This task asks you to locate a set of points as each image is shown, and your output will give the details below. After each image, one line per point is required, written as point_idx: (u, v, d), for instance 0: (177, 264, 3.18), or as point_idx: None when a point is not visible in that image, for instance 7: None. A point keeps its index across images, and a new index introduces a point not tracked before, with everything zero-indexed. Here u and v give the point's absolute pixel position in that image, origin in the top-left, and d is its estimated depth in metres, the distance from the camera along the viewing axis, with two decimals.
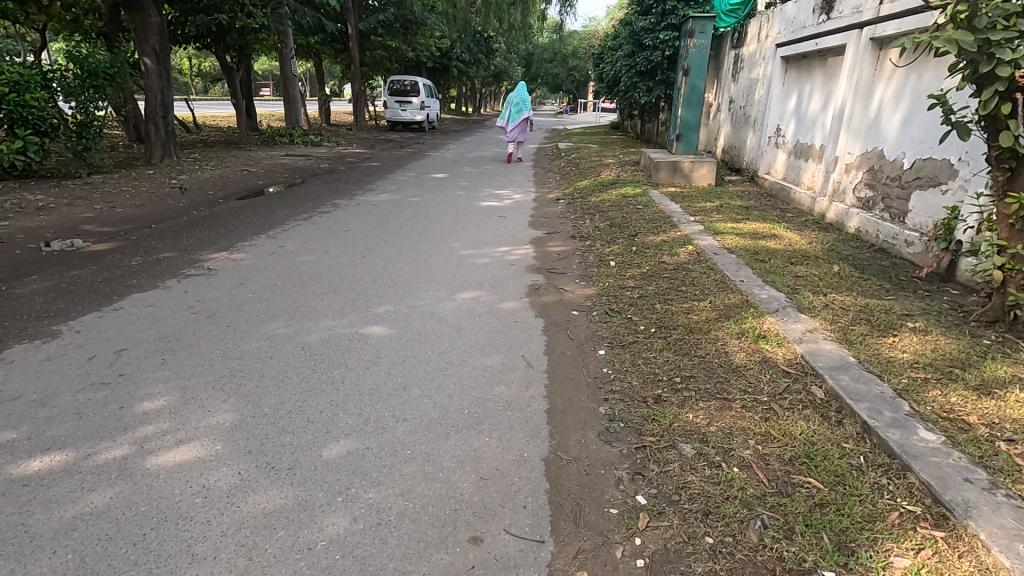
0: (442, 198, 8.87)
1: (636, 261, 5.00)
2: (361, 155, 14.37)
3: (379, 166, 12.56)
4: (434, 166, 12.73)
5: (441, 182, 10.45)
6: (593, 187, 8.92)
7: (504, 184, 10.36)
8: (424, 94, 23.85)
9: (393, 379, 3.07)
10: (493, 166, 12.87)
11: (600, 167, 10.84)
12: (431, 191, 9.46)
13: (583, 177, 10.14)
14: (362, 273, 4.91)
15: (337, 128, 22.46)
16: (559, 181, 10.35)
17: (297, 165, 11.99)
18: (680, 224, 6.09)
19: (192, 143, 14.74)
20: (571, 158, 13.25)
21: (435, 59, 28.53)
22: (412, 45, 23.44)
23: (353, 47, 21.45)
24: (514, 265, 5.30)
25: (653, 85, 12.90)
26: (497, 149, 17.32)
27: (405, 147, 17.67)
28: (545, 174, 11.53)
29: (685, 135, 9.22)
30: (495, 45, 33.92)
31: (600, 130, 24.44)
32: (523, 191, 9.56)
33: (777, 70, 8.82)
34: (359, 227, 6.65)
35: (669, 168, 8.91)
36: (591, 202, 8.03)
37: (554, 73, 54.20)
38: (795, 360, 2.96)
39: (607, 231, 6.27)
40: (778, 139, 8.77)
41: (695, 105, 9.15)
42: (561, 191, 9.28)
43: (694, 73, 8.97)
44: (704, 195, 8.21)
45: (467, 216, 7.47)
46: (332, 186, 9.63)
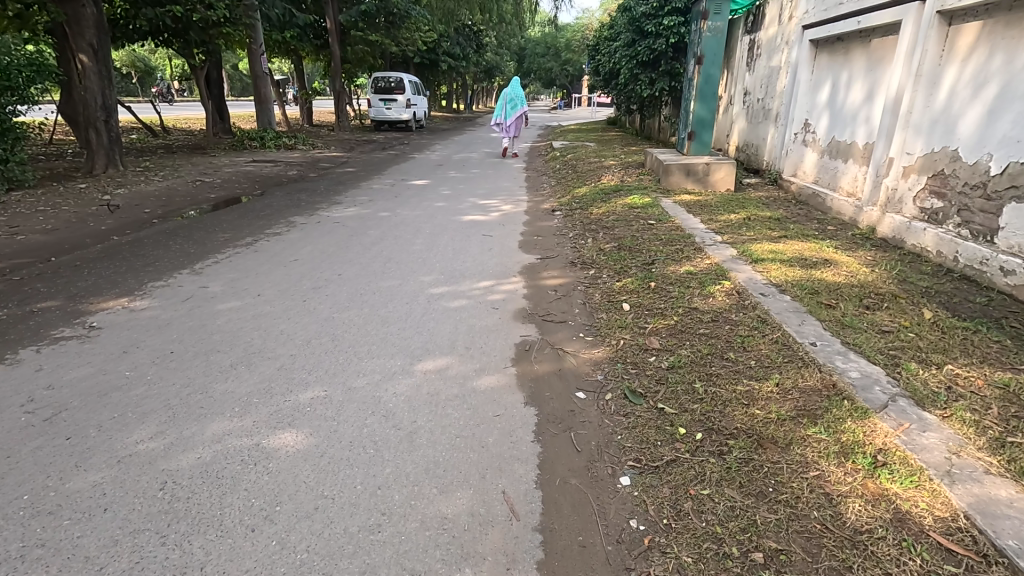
0: (419, 211, 7.65)
1: (657, 305, 3.80)
2: (337, 159, 13.15)
3: (354, 171, 11.31)
4: (416, 171, 11.53)
5: (422, 190, 9.24)
6: (594, 195, 7.72)
7: (491, 192, 9.12)
8: (410, 92, 22.59)
9: (285, 560, 1.86)
10: (482, 170, 11.63)
11: (600, 171, 9.63)
12: (407, 202, 8.24)
13: (582, 183, 8.94)
14: (294, 329, 3.69)
15: (318, 130, 21.20)
16: (555, 187, 9.12)
17: (262, 173, 10.75)
18: (705, 247, 4.88)
19: (152, 150, 13.49)
20: (567, 160, 12.01)
21: (422, 55, 27.30)
22: (395, 39, 22.18)
23: (332, 42, 20.19)
24: (498, 308, 4.10)
25: (655, 77, 11.69)
26: (487, 150, 16.05)
27: (389, 148, 16.41)
28: (538, 179, 10.33)
29: (698, 133, 7.97)
30: (485, 38, 32.58)
31: (597, 126, 23.19)
32: (513, 200, 8.35)
33: (805, 55, 7.59)
34: (311, 255, 5.43)
35: (682, 172, 7.73)
36: (593, 215, 6.82)
37: (547, 68, 52.99)
38: (955, 525, 1.77)
39: (615, 255, 5.07)
40: (807, 135, 7.56)
41: (709, 99, 7.92)
42: (557, 201, 8.06)
43: (709, 60, 7.72)
44: (724, 203, 7.00)
45: (445, 235, 6.26)
46: (293, 198, 8.37)
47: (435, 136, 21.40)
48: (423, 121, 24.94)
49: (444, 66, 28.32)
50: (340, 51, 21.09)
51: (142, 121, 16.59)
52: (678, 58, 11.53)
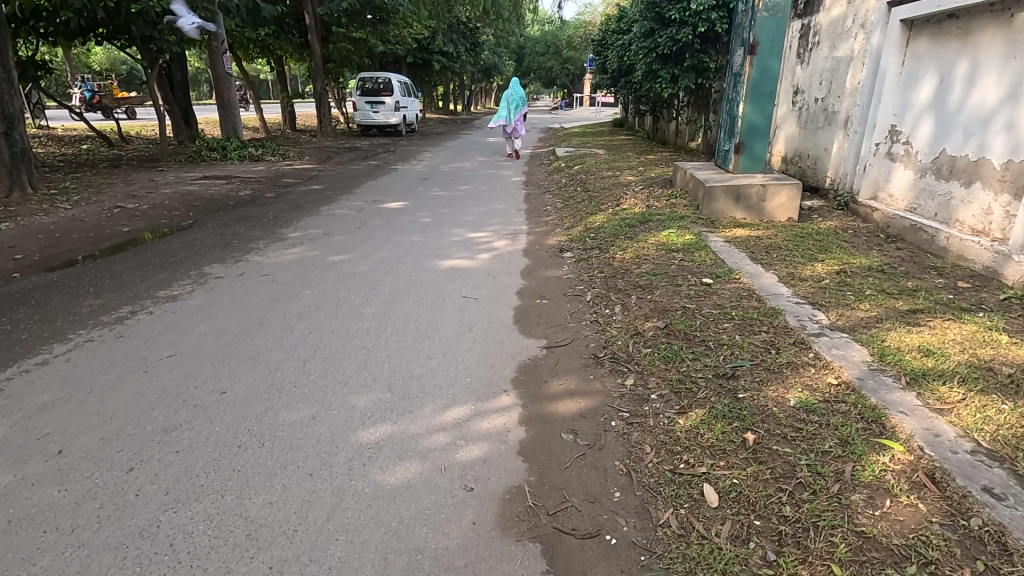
0: (384, 250, 5.81)
1: (778, 507, 1.96)
2: (306, 172, 11.34)
3: (321, 190, 9.50)
4: (394, 187, 9.71)
5: (395, 217, 7.41)
6: (616, 228, 5.88)
7: (482, 218, 7.30)
8: (399, 93, 20.76)
9: None
10: (473, 187, 9.80)
11: (618, 190, 7.79)
12: (372, 237, 6.40)
13: (597, 207, 7.11)
14: (60, 573, 1.86)
15: (298, 136, 19.42)
16: (562, 213, 7.29)
17: (207, 193, 8.94)
18: (813, 342, 3.02)
19: (94, 163, 11.70)
20: (574, 172, 10.15)
21: (414, 53, 25.55)
22: (381, 36, 20.39)
23: (312, 40, 18.41)
24: (472, 490, 2.26)
25: (678, 72, 9.86)
26: (481, 158, 14.17)
27: (371, 157, 14.56)
28: (542, 199, 8.49)
29: (748, 143, 6.14)
30: (482, 35, 30.72)
31: (603, 127, 21.34)
32: (510, 232, 6.52)
33: (893, 41, 5.72)
34: (200, 343, 3.60)
35: (729, 197, 5.89)
36: (617, 260, 4.99)
37: (547, 67, 51.22)
38: None
39: (666, 351, 3.21)
40: (896, 147, 5.71)
41: (764, 100, 6.06)
42: (567, 234, 6.24)
43: (764, 49, 5.85)
44: (793, 240, 5.16)
45: (409, 296, 4.42)
46: (227, 232, 6.53)
47: (426, 141, 19.59)
48: (415, 125, 23.11)
49: (437, 66, 26.48)
50: (322, 49, 19.30)
51: (95, 130, 14.82)
52: (705, 50, 9.69)
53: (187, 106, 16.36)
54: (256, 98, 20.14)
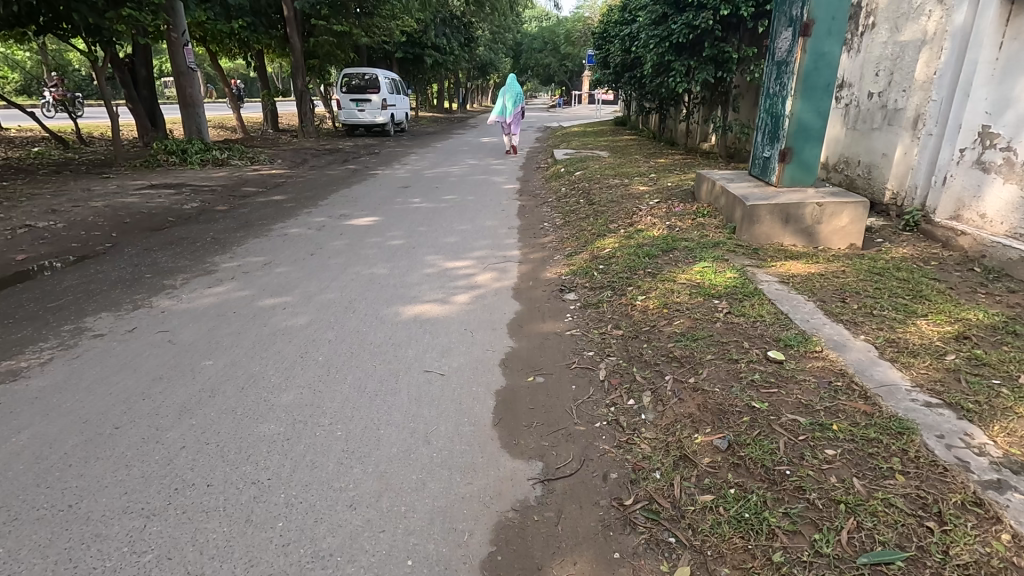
0: (335, 287, 4.52)
1: None
2: (272, 179, 10.05)
3: (283, 201, 8.21)
4: (368, 197, 8.41)
5: (360, 237, 6.12)
6: (631, 258, 4.60)
7: (465, 239, 6.01)
8: (387, 90, 19.43)
9: None
10: (459, 197, 8.51)
11: (629, 203, 6.51)
12: (324, 266, 5.10)
13: (605, 226, 5.83)
14: None
15: (278, 137, 18.10)
16: (563, 233, 6.01)
17: (145, 206, 7.64)
18: (1004, 513, 1.74)
19: (33, 170, 10.39)
20: (575, 179, 8.85)
21: (404, 48, 24.21)
22: (367, 29, 19.11)
23: (291, 33, 17.08)
24: None
25: (694, 64, 8.59)
26: (471, 161, 12.88)
27: (350, 160, 13.26)
28: (539, 213, 7.19)
29: (797, 150, 4.86)
30: (476, 30, 29.39)
31: (604, 127, 20.04)
32: (498, 260, 5.24)
33: (989, 17, 4.43)
34: (4, 471, 2.32)
35: (777, 218, 4.63)
36: (638, 310, 3.70)
37: (545, 64, 49.89)
38: None
39: (739, 510, 1.93)
40: (993, 154, 4.43)
41: (819, 94, 4.74)
42: (570, 263, 4.97)
43: (821, 30, 4.54)
44: (871, 279, 3.89)
45: (349, 372, 3.12)
46: (144, 260, 5.23)
47: (415, 142, 18.29)
48: (404, 124, 21.76)
49: (429, 62, 25.15)
50: (303, 43, 17.99)
51: (48, 131, 13.50)
52: (727, 38, 8.42)
53: (153, 105, 14.98)
54: (233, 95, 18.78)
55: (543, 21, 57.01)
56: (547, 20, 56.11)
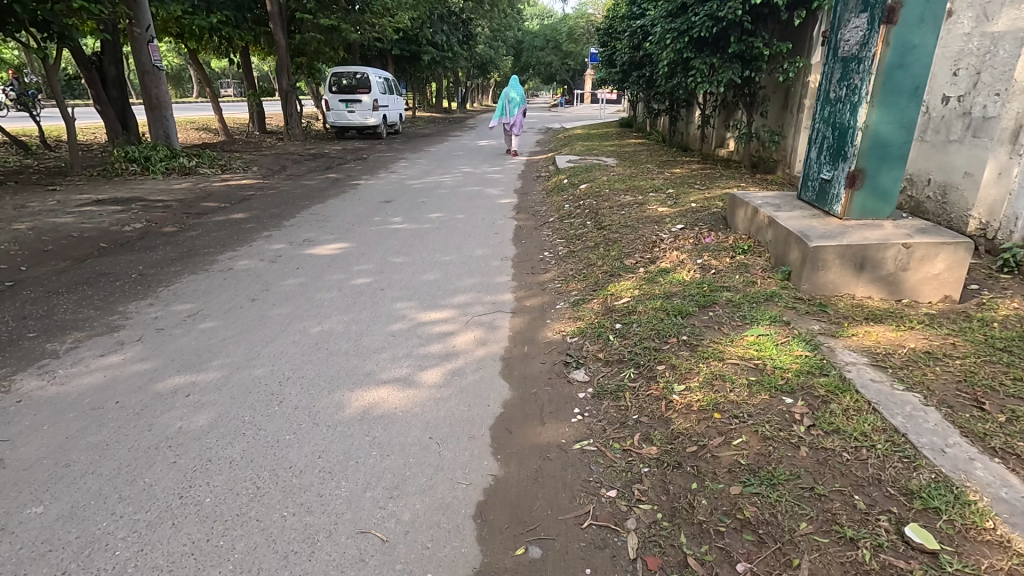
0: (266, 356, 3.43)
1: None
2: (240, 191, 8.96)
3: (243, 220, 7.12)
4: (342, 215, 7.33)
5: (321, 273, 5.02)
6: (658, 318, 3.50)
7: (447, 275, 4.90)
8: (379, 90, 18.35)
9: None
10: (448, 214, 7.42)
11: (647, 228, 5.40)
12: (263, 319, 4.00)
13: (620, 261, 4.73)
14: None
15: (262, 141, 17.02)
16: (568, 269, 4.91)
17: (79, 227, 6.55)
18: None
19: None
20: (580, 193, 7.74)
21: (398, 46, 23.13)
22: (357, 25, 18.03)
23: (275, 29, 15.98)
24: None
25: (717, 62, 7.47)
26: (466, 169, 11.80)
27: (333, 167, 12.16)
28: (539, 238, 6.08)
29: (872, 172, 3.76)
30: (476, 27, 28.32)
31: (609, 129, 18.96)
32: (486, 310, 4.14)
33: None
34: None
35: (849, 264, 3.52)
36: (677, 412, 2.60)
37: (547, 63, 48.80)
38: None
39: None
40: None
41: (904, 99, 3.63)
42: (578, 318, 3.87)
43: (910, 15, 3.44)
44: (999, 362, 2.78)
45: (238, 537, 2.03)
46: (37, 309, 4.13)
47: (408, 145, 17.21)
48: (398, 125, 20.65)
49: (426, 61, 24.05)
50: (288, 40, 16.91)
51: (6, 136, 12.42)
52: (756, 32, 7.30)
53: (125, 108, 13.89)
54: (215, 96, 17.67)
55: (545, 19, 55.89)
56: (549, 18, 55.00)
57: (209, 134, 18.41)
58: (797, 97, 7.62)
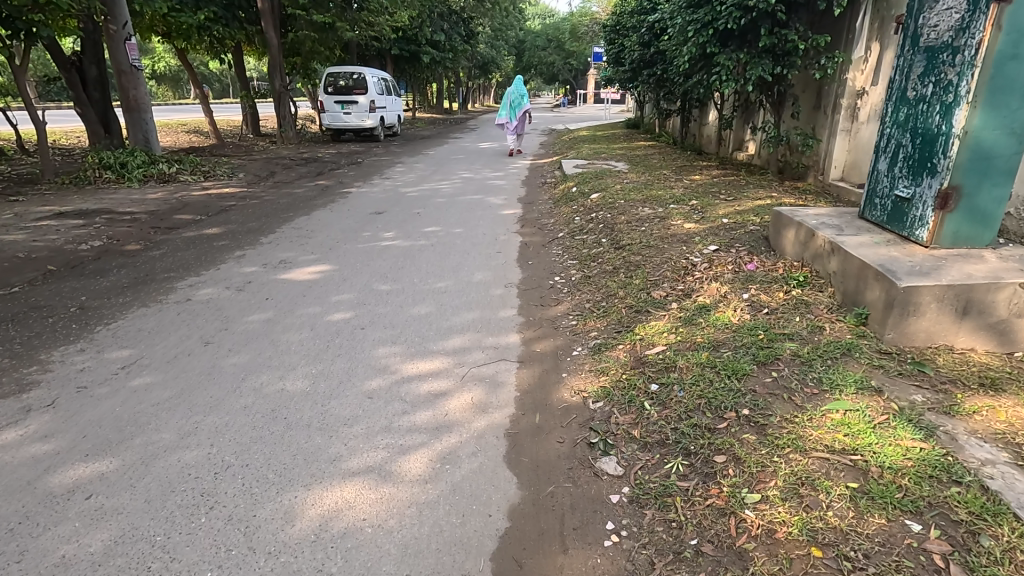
0: (205, 430, 2.67)
1: None
2: (219, 201, 8.23)
3: (215, 236, 6.37)
4: (328, 229, 6.60)
5: (293, 304, 4.26)
6: (707, 379, 2.74)
7: (441, 308, 4.15)
8: (376, 91, 17.64)
9: None
10: (445, 227, 6.67)
11: (674, 250, 4.64)
12: (213, 371, 3.25)
13: (647, 293, 3.97)
14: None
15: (254, 144, 16.31)
16: (585, 301, 4.16)
17: (28, 246, 5.80)
18: None
19: None
20: (591, 203, 6.99)
21: (397, 45, 22.43)
22: (354, 23, 17.32)
23: (267, 28, 15.28)
24: None
25: (746, 56, 6.70)
26: (466, 174, 11.07)
27: (325, 172, 11.44)
28: (548, 259, 5.32)
29: (970, 191, 3.01)
30: (477, 26, 27.57)
31: (615, 130, 18.19)
32: (487, 357, 3.40)
33: None
34: None
35: (949, 308, 2.77)
36: (754, 540, 1.86)
37: (549, 62, 48.00)
38: None
39: None
40: None
41: (1016, 100, 2.88)
42: (601, 372, 3.12)
43: None
44: None
45: None
46: None
47: (406, 147, 16.48)
48: (396, 127, 19.92)
49: (426, 60, 23.30)
50: (281, 38, 16.18)
51: None
52: (788, 23, 6.54)
53: (106, 110, 13.14)
54: (204, 97, 16.94)
55: (548, 19, 55.11)
56: (551, 18, 54.24)
57: (199, 137, 17.68)
58: (833, 96, 6.86)
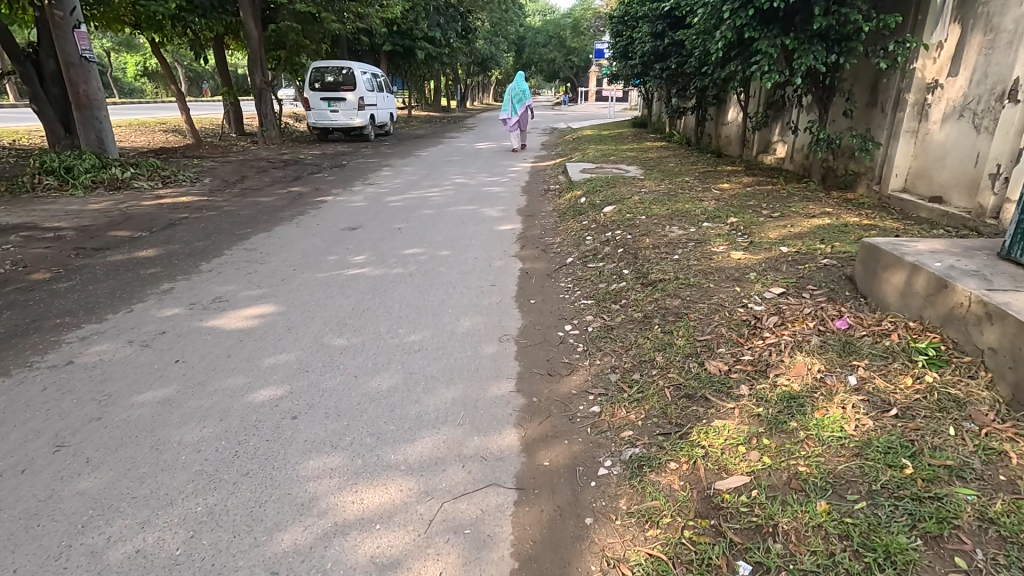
0: None
1: None
2: (170, 213, 7.07)
3: (147, 261, 5.21)
4: (288, 251, 5.46)
5: (207, 371, 3.10)
6: (842, 567, 1.60)
7: (409, 380, 3.00)
8: (365, 87, 16.48)
9: None
10: (429, 248, 5.52)
11: (724, 292, 3.50)
12: (43, 511, 2.09)
13: (698, 364, 2.83)
14: None
15: (234, 145, 15.15)
16: (610, 372, 3.01)
17: None
18: None
19: None
20: (605, 218, 5.84)
21: (390, 40, 21.28)
22: (341, 14, 16.18)
23: (247, 21, 14.16)
24: None
25: (794, 39, 5.53)
26: (459, 179, 9.92)
27: (303, 177, 10.28)
28: (555, 298, 4.17)
29: None
30: (475, 20, 26.32)
31: (621, 130, 17.00)
32: (470, 480, 2.25)
33: None
34: None
35: None
36: None
37: (550, 59, 46.71)
38: None
39: None
40: None
41: None
42: (647, 519, 1.97)
43: None
44: None
45: None
46: None
47: (398, 148, 15.34)
48: (389, 126, 18.74)
49: (421, 55, 22.10)
50: (262, 30, 15.00)
51: None
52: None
53: (66, 109, 11.92)
54: (180, 94, 15.75)
55: (548, 15, 53.85)
56: (553, 14, 52.89)
57: (176, 137, 16.50)
58: (895, 90, 5.71)
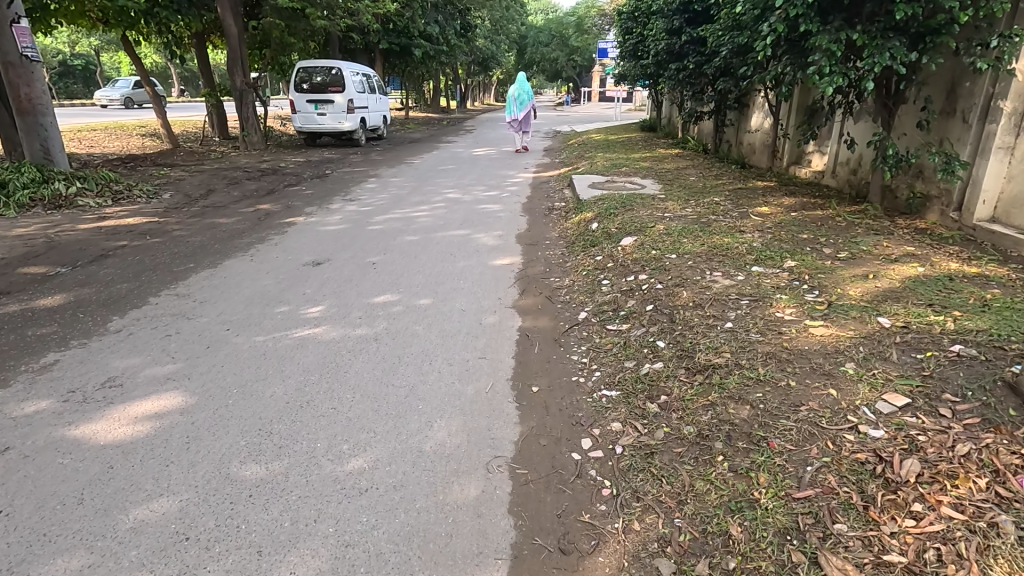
0: None
1: None
2: (105, 240, 5.99)
3: (47, 312, 4.12)
4: (229, 298, 4.37)
5: (32, 540, 2.02)
6: None
7: (341, 564, 1.92)
8: (355, 88, 15.39)
9: None
10: (406, 295, 4.41)
11: (817, 402, 2.38)
12: None
13: (808, 559, 1.73)
14: None
15: (213, 151, 14.07)
16: (659, 553, 1.91)
17: None
18: None
19: None
20: (625, 255, 4.73)
21: (384, 38, 20.18)
22: (330, 10, 15.08)
23: (225, 17, 13.08)
24: None
25: (863, 33, 4.42)
26: (451, 192, 8.82)
27: (277, 190, 9.19)
28: (566, 385, 3.06)
29: None
30: (474, 17, 25.20)
31: (629, 134, 15.86)
32: None
33: None
34: None
35: None
36: None
37: (553, 59, 45.55)
38: None
39: None
40: None
41: None
42: None
43: None
44: None
45: None
46: None
47: (389, 154, 14.26)
48: (382, 129, 17.66)
49: (417, 54, 20.99)
50: (243, 27, 13.91)
51: None
52: None
53: None
54: (156, 96, 14.66)
55: (550, 13, 52.70)
56: (555, 12, 51.71)
57: (153, 142, 15.43)
58: (982, 96, 4.57)
